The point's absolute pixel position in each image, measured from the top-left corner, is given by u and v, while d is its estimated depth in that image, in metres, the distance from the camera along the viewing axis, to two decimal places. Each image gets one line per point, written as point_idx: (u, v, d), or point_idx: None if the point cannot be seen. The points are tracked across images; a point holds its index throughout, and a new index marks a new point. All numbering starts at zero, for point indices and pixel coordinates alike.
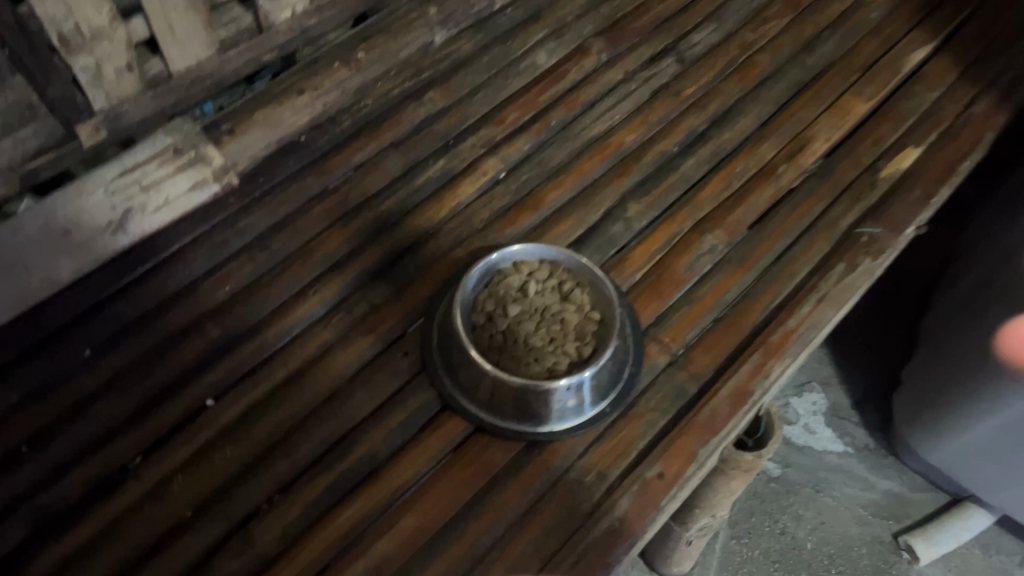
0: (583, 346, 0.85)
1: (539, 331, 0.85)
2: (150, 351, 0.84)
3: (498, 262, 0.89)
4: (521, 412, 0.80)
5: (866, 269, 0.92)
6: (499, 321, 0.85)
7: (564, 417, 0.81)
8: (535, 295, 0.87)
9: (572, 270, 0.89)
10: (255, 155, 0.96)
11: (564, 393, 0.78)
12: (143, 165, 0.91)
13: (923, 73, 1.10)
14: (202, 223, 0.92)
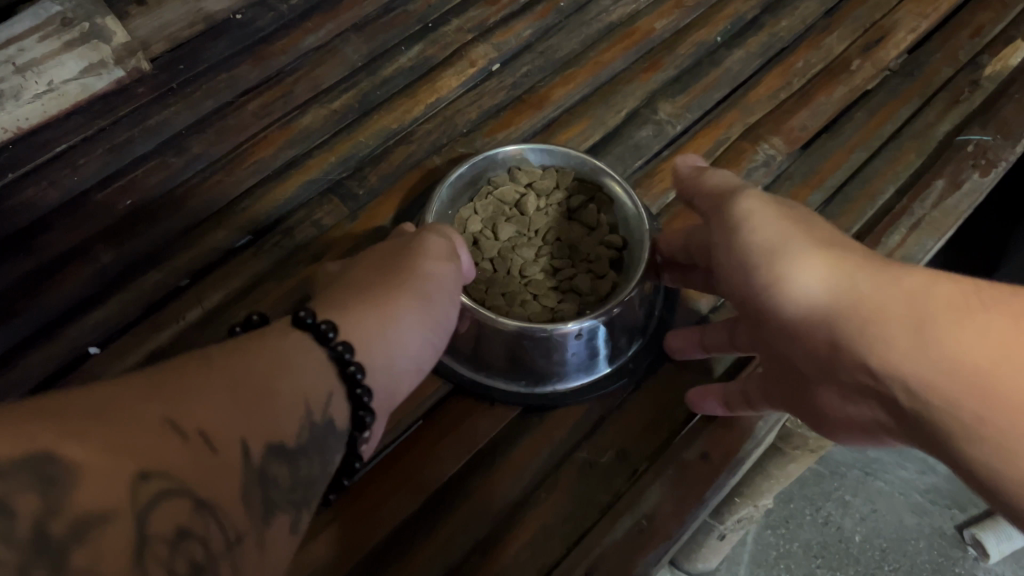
0: (598, 281, 0.65)
1: (539, 264, 0.66)
2: (18, 279, 0.62)
3: (487, 168, 0.68)
4: (512, 368, 0.59)
5: (973, 186, 0.71)
6: (487, 247, 0.66)
7: (569, 376, 0.60)
8: (536, 213, 0.68)
9: (585, 180, 0.69)
10: (174, 34, 0.75)
11: (572, 345, 0.58)
12: (20, 40, 0.71)
13: None
14: (101, 117, 0.70)
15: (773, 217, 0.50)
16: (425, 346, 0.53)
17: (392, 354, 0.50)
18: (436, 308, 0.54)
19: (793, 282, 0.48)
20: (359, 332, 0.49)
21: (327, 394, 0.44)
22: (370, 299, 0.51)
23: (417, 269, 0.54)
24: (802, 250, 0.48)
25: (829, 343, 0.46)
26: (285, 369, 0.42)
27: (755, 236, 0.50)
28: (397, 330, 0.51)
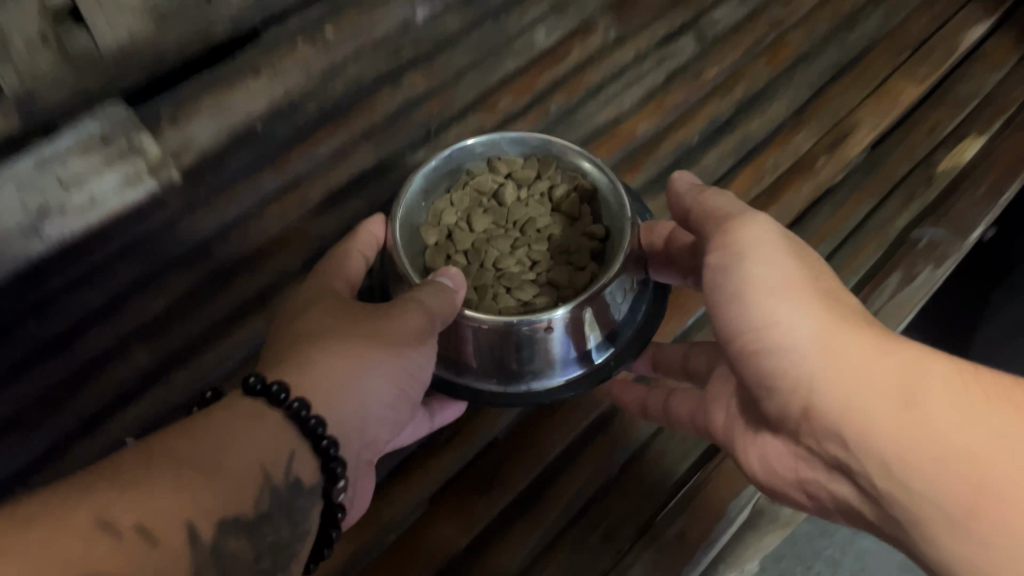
0: (576, 272, 0.71)
1: (516, 250, 0.73)
2: (66, 376, 0.70)
3: (463, 161, 0.75)
4: (483, 362, 0.63)
5: (926, 280, 0.80)
6: (465, 236, 0.73)
7: (544, 373, 0.64)
8: (513, 202, 0.75)
9: (562, 167, 0.75)
10: (201, 147, 0.82)
11: (541, 340, 0.62)
12: (63, 156, 0.75)
13: (981, 53, 0.96)
14: (136, 225, 0.79)
15: (765, 257, 0.57)
16: (393, 399, 0.59)
17: (359, 406, 0.57)
18: (407, 361, 0.59)
19: (778, 320, 0.55)
20: (322, 390, 0.55)
21: (287, 458, 0.51)
22: (346, 348, 0.57)
23: (396, 317, 0.59)
24: (791, 292, 0.55)
25: (814, 399, 0.53)
26: (235, 444, 0.48)
27: (754, 273, 0.57)
28: (366, 380, 0.57)
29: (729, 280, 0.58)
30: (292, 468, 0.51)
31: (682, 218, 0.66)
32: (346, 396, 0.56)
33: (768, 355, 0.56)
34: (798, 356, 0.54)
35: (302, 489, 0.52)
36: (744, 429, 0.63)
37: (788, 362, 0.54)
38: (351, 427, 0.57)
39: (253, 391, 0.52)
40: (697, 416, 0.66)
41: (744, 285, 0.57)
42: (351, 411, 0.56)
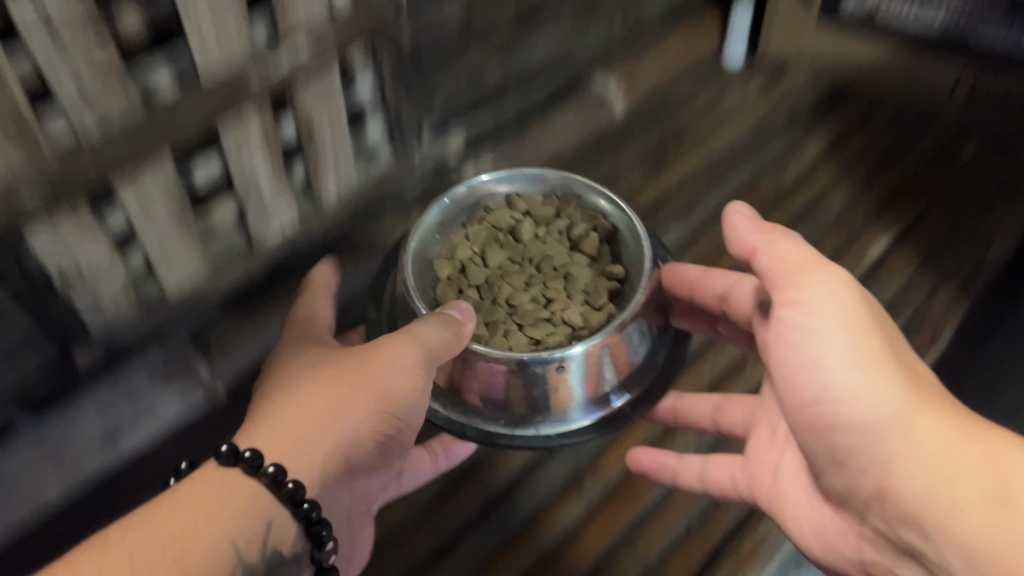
0: (590, 307, 0.97)
1: (529, 280, 1.00)
2: None
3: (487, 199, 1.05)
4: (511, 403, 0.90)
5: None
6: (483, 265, 1.01)
7: (563, 417, 0.92)
8: (529, 242, 1.02)
9: (574, 206, 1.04)
10: (243, 370, 1.05)
11: (563, 377, 0.88)
12: (136, 382, 0.97)
13: (886, 264, 1.16)
14: (191, 437, 1.00)
15: (846, 336, 0.74)
16: (368, 452, 0.80)
17: (338, 453, 0.77)
18: (380, 410, 0.79)
19: (843, 394, 0.73)
20: (295, 445, 0.75)
21: (265, 525, 0.72)
22: (328, 406, 0.77)
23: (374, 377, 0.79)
24: (858, 368, 0.73)
25: (891, 472, 0.71)
26: (211, 524, 0.69)
27: (828, 347, 0.75)
28: (342, 431, 0.77)
29: (811, 350, 0.76)
30: (270, 539, 0.72)
31: (748, 255, 0.82)
32: (322, 448, 0.76)
33: (840, 424, 0.74)
34: (858, 428, 0.73)
35: (281, 558, 0.73)
36: (815, 503, 0.85)
37: (851, 428, 0.73)
38: (338, 489, 0.78)
39: (226, 461, 0.72)
40: (734, 475, 0.93)
41: (818, 360, 0.75)
42: (332, 462, 0.76)
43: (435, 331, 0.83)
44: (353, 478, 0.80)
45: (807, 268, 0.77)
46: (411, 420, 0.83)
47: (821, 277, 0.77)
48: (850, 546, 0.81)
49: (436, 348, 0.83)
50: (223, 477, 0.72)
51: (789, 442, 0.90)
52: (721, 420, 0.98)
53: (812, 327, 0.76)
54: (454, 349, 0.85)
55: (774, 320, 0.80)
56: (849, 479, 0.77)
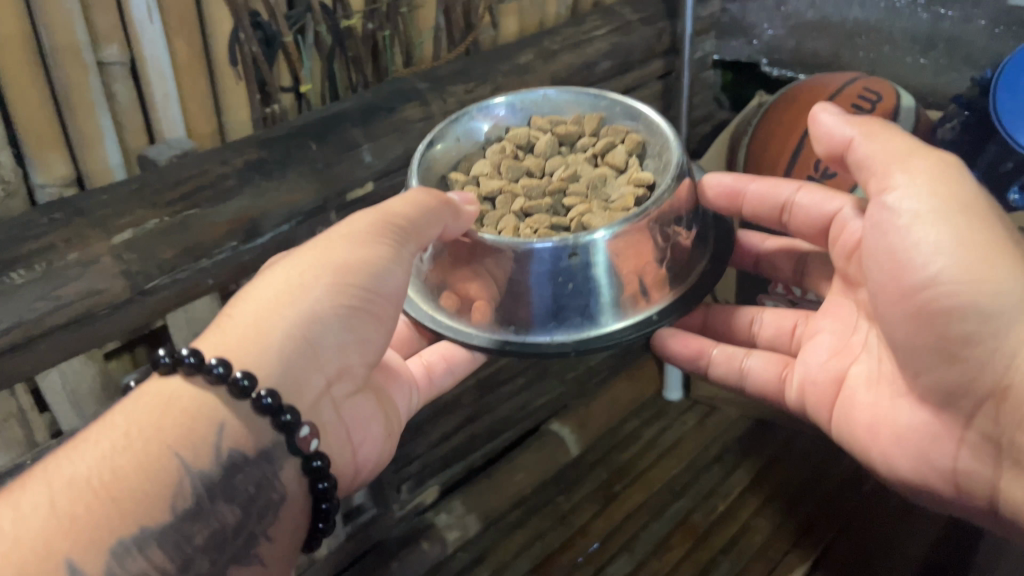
0: (614, 212, 0.80)
1: (547, 184, 0.86)
2: None
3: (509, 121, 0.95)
4: (535, 306, 0.76)
5: None
6: (501, 176, 0.88)
7: (595, 318, 0.77)
8: (552, 150, 0.90)
9: (613, 121, 0.91)
10: None
11: (589, 269, 0.74)
12: None
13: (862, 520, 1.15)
14: None
15: (966, 218, 0.65)
16: (337, 331, 0.67)
17: (299, 330, 0.64)
18: (347, 281, 0.67)
19: (957, 278, 0.63)
20: (248, 344, 0.62)
21: (216, 427, 0.59)
22: (290, 276, 0.66)
23: (350, 259, 0.67)
24: (968, 249, 0.64)
25: (1009, 383, 0.62)
26: (153, 432, 0.57)
27: (930, 232, 0.66)
28: (303, 317, 0.65)
29: (919, 232, 0.66)
30: (223, 442, 0.60)
31: (845, 148, 0.75)
32: (278, 339, 0.63)
33: (957, 310, 0.64)
34: (979, 312, 0.63)
35: (243, 459, 0.61)
36: (894, 400, 0.75)
37: (967, 312, 0.63)
38: (306, 370, 0.65)
39: (163, 369, 0.60)
40: (769, 369, 0.90)
41: (909, 238, 0.67)
42: (292, 347, 0.64)
43: (413, 203, 0.71)
44: (320, 359, 0.66)
45: (911, 153, 0.70)
46: (381, 288, 0.69)
47: (924, 163, 0.69)
48: (943, 451, 0.70)
49: (404, 224, 0.70)
50: (160, 390, 0.60)
51: (857, 356, 0.81)
52: (758, 333, 0.95)
53: (924, 210, 0.67)
54: (439, 225, 0.72)
55: (874, 211, 0.71)
56: (957, 376, 0.66)
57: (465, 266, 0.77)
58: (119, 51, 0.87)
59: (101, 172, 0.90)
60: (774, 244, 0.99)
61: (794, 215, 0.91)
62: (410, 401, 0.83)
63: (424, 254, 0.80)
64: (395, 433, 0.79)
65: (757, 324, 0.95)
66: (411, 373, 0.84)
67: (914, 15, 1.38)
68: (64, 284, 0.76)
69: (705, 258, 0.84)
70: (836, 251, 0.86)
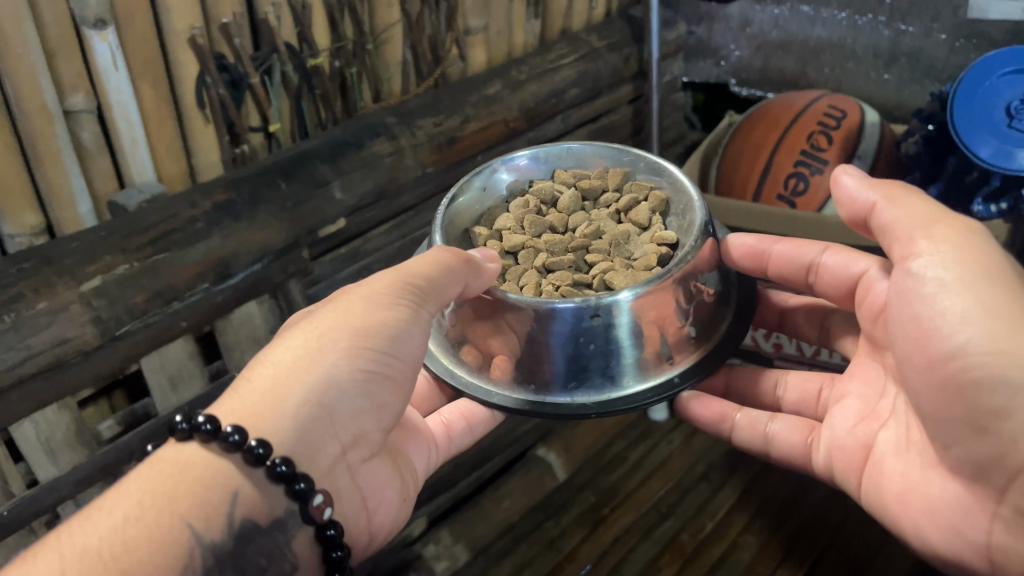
0: (640, 272, 0.75)
1: (570, 240, 0.81)
2: None
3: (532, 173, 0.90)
4: (559, 367, 0.72)
5: None
6: (523, 231, 0.83)
7: (618, 379, 0.72)
8: (576, 206, 0.86)
9: (641, 176, 0.86)
10: None
11: (612, 330, 0.70)
12: None
13: (847, 533, 1.15)
14: None
15: (992, 287, 0.60)
16: (353, 399, 0.65)
17: (312, 399, 0.63)
18: (363, 347, 0.65)
19: (983, 351, 0.58)
20: (263, 411, 0.61)
21: (229, 497, 0.59)
22: (304, 344, 0.65)
23: (366, 324, 0.66)
24: (996, 317, 0.59)
25: None
26: (166, 504, 0.56)
27: (955, 299, 0.61)
28: (321, 386, 0.63)
29: (944, 301, 0.61)
30: (236, 512, 0.59)
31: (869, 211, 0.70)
32: (294, 404, 0.62)
33: (985, 382, 0.58)
34: (1009, 383, 0.56)
35: (255, 528, 0.60)
36: (926, 471, 0.66)
37: (997, 383, 0.57)
38: (321, 436, 0.63)
39: (181, 436, 0.60)
40: (795, 436, 0.82)
41: (935, 306, 0.62)
42: (309, 414, 0.63)
43: (435, 263, 0.69)
44: (336, 425, 0.64)
45: (936, 221, 0.66)
46: (403, 354, 0.68)
47: (948, 232, 0.65)
48: (976, 525, 0.61)
49: (424, 284, 0.69)
50: (175, 459, 0.60)
51: (887, 420, 0.74)
52: (781, 397, 0.88)
53: (949, 278, 0.62)
54: (459, 284, 0.70)
55: (896, 278, 0.66)
56: (987, 450, 0.59)
57: (487, 321, 0.73)
58: (85, 98, 0.89)
59: (72, 220, 0.91)
60: (801, 304, 0.92)
61: (820, 276, 0.83)
62: (429, 460, 0.79)
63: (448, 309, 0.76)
64: (413, 493, 0.76)
65: (778, 388, 0.88)
66: (430, 429, 0.81)
67: (876, 31, 1.40)
68: (33, 334, 0.76)
69: (730, 313, 0.79)
70: (863, 311, 0.78)
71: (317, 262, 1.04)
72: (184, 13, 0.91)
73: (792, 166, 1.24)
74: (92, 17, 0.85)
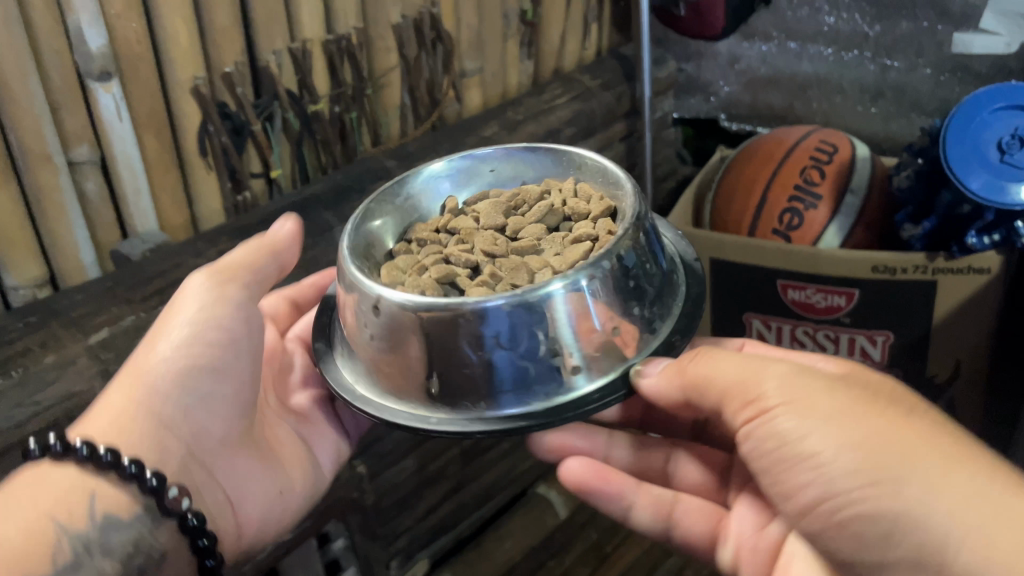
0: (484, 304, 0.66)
1: (494, 247, 0.72)
2: None
3: (558, 172, 0.82)
4: (483, 383, 0.60)
5: None
6: (465, 224, 0.78)
7: (562, 380, 0.61)
8: (547, 220, 0.77)
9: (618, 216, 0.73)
10: None
11: (541, 330, 0.60)
12: None
13: None
14: None
15: (839, 415, 0.56)
16: (198, 399, 0.67)
17: (153, 407, 0.65)
18: (202, 345, 0.68)
19: (852, 486, 0.54)
20: (109, 432, 0.63)
21: (87, 495, 0.59)
22: (140, 354, 0.68)
23: (195, 322, 0.68)
24: (857, 450, 0.55)
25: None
26: (21, 506, 0.57)
27: (811, 441, 0.56)
28: (157, 400, 0.65)
29: (805, 441, 0.56)
30: (97, 507, 0.59)
31: (690, 383, 0.61)
32: (136, 411, 0.64)
33: (872, 516, 0.54)
34: (895, 512, 0.53)
35: (121, 523, 0.60)
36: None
37: (885, 516, 0.53)
38: (167, 439, 0.65)
39: (34, 459, 0.60)
40: (699, 526, 0.74)
41: (795, 446, 0.57)
42: (150, 425, 0.64)
43: (245, 252, 0.73)
44: (179, 428, 0.66)
45: (756, 363, 0.62)
46: (228, 347, 0.69)
47: (779, 371, 0.60)
48: None
49: (241, 276, 0.72)
50: (34, 478, 0.59)
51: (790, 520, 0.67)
52: (672, 474, 0.81)
53: (797, 417, 0.57)
54: (274, 265, 0.75)
55: (744, 432, 0.60)
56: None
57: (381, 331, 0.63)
58: (89, 150, 0.89)
59: (74, 271, 0.91)
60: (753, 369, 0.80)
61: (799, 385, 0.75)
62: (338, 448, 0.83)
63: (346, 253, 0.68)
64: (302, 486, 0.78)
65: (671, 460, 0.81)
66: (336, 415, 0.84)
67: (862, 67, 1.43)
68: (40, 390, 0.74)
69: (676, 316, 0.67)
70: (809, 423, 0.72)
71: None
72: (186, 63, 0.92)
73: (786, 200, 1.25)
74: (96, 70, 0.86)
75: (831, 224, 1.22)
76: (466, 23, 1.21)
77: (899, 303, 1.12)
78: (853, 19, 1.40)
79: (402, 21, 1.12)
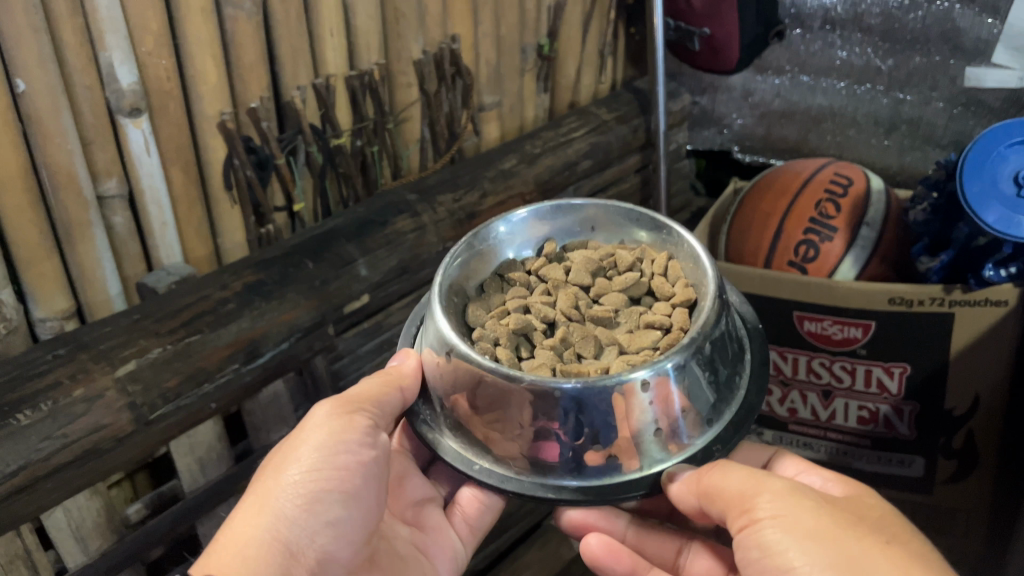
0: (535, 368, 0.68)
1: (566, 312, 0.74)
2: None
3: (662, 238, 0.81)
4: (548, 450, 0.64)
5: None
6: (555, 274, 0.79)
7: (621, 462, 0.64)
8: (628, 291, 0.77)
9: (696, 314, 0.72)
10: None
11: (605, 413, 0.61)
12: None
13: None
14: None
15: (821, 534, 0.60)
16: (326, 535, 0.64)
17: (279, 545, 0.62)
18: (328, 478, 0.65)
19: None
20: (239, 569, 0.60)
21: None
22: (265, 479, 0.66)
23: (321, 449, 0.66)
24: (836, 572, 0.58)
25: None
26: None
27: (793, 557, 0.59)
28: (283, 528, 0.63)
29: (789, 555, 0.59)
30: None
31: (703, 493, 0.63)
32: (256, 547, 0.62)
33: None
34: None
35: None
36: None
37: None
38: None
39: None
40: None
41: (779, 559, 0.60)
42: (277, 556, 0.62)
43: (372, 383, 0.71)
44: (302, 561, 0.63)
45: (757, 475, 0.64)
46: (357, 472, 0.67)
47: (779, 489, 0.63)
48: None
49: (366, 406, 0.70)
50: None
51: None
52: (683, 568, 0.77)
53: (785, 531, 0.60)
54: (395, 396, 0.71)
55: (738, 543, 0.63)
56: None
57: (462, 391, 0.66)
58: (117, 184, 0.90)
59: (101, 302, 0.92)
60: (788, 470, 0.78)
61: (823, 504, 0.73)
62: (455, 559, 0.78)
63: (439, 295, 0.70)
64: None
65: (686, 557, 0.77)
66: (454, 526, 0.79)
67: (876, 100, 1.44)
68: (69, 421, 0.76)
69: (736, 409, 0.69)
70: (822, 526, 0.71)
71: (341, 338, 1.04)
72: (214, 98, 0.94)
73: (802, 234, 1.25)
74: (127, 107, 0.88)
75: (846, 256, 1.22)
76: (485, 58, 1.23)
77: (906, 336, 1.13)
78: (866, 53, 1.41)
79: (424, 57, 1.13)
